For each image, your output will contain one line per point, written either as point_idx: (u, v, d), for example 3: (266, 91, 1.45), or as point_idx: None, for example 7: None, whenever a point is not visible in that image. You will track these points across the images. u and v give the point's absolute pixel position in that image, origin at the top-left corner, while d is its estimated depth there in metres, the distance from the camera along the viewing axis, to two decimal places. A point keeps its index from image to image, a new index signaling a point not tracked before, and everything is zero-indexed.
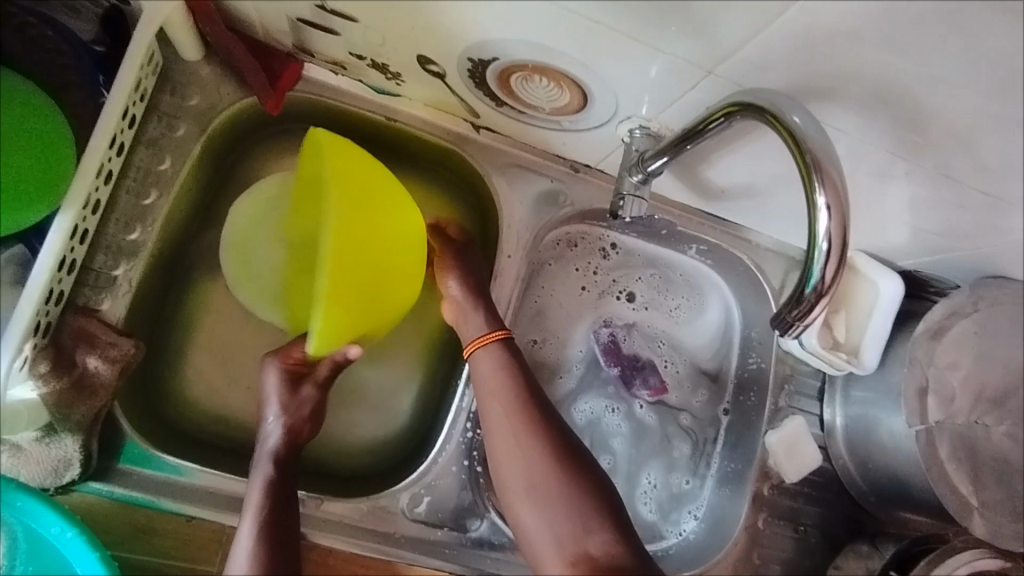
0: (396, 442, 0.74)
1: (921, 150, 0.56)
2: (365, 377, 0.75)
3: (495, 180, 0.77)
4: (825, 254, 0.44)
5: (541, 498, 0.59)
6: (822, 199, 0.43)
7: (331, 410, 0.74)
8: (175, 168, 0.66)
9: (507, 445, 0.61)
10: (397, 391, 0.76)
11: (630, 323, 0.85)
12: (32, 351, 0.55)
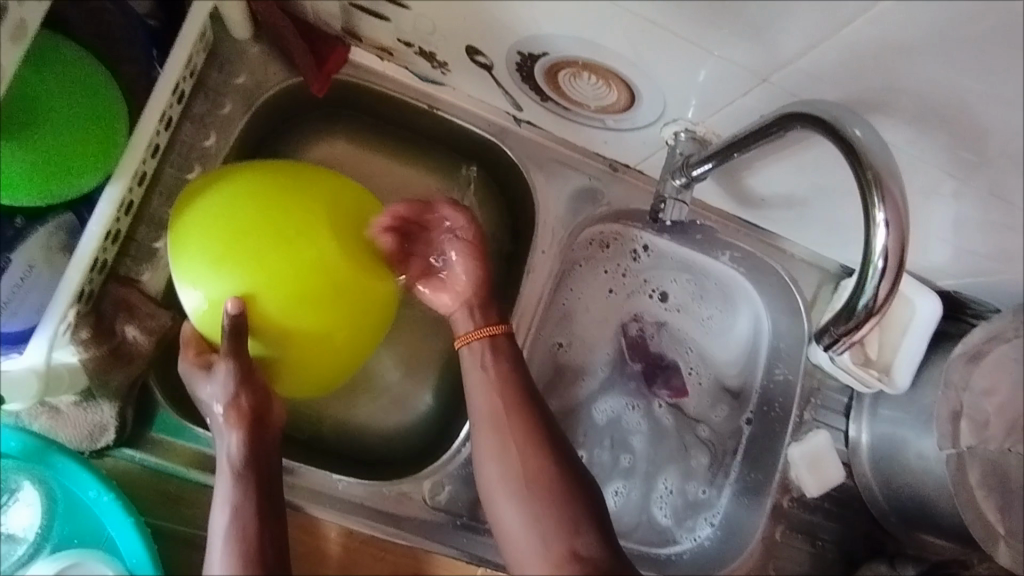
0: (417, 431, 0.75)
1: (976, 169, 0.55)
2: (392, 364, 0.76)
3: (532, 174, 0.76)
4: (879, 271, 0.44)
5: (530, 497, 0.58)
6: (880, 214, 0.42)
7: (355, 394, 0.75)
8: (218, 145, 0.67)
9: (500, 436, 0.61)
10: (421, 382, 0.76)
11: (660, 322, 0.85)
12: (75, 317, 0.57)
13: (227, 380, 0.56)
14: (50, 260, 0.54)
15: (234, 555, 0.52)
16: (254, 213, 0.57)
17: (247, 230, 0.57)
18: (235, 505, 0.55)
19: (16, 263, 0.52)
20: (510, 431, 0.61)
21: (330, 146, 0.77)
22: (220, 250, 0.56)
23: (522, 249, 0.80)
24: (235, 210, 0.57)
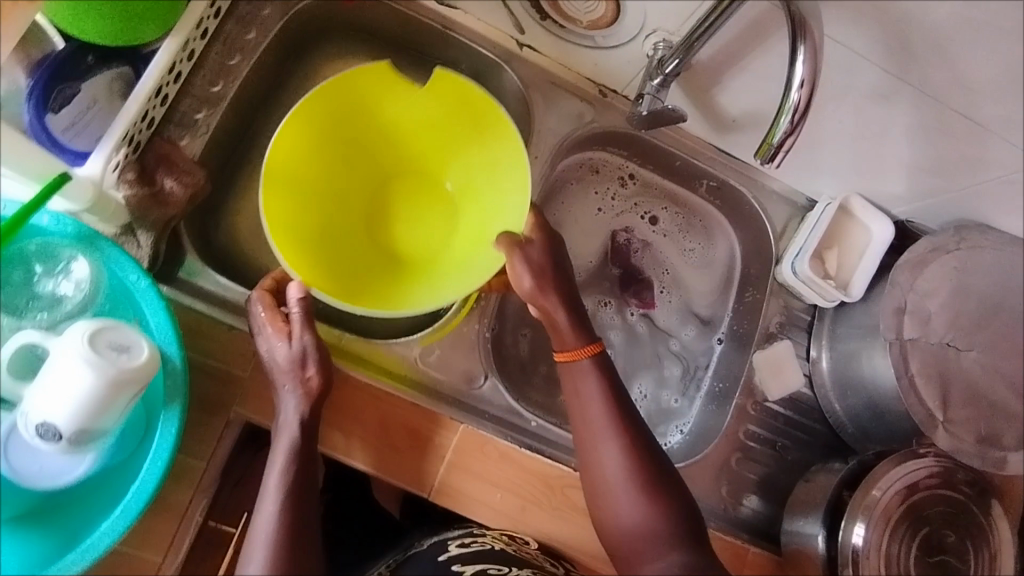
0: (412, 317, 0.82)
1: (907, 63, 0.68)
2: None
3: (533, 94, 0.84)
4: (793, 107, 0.51)
5: (637, 515, 0.66)
6: (802, 49, 0.51)
7: None
8: (257, 40, 0.77)
9: (608, 453, 0.68)
10: None
11: (647, 242, 0.94)
12: (123, 160, 0.65)
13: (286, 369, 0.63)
14: (110, 101, 0.63)
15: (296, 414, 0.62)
16: (373, 270, 0.79)
17: (428, 214, 0.82)
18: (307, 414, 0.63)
19: (84, 93, 0.61)
20: (619, 446, 0.68)
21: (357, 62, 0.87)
22: (307, 234, 0.75)
23: None
24: (345, 270, 0.77)
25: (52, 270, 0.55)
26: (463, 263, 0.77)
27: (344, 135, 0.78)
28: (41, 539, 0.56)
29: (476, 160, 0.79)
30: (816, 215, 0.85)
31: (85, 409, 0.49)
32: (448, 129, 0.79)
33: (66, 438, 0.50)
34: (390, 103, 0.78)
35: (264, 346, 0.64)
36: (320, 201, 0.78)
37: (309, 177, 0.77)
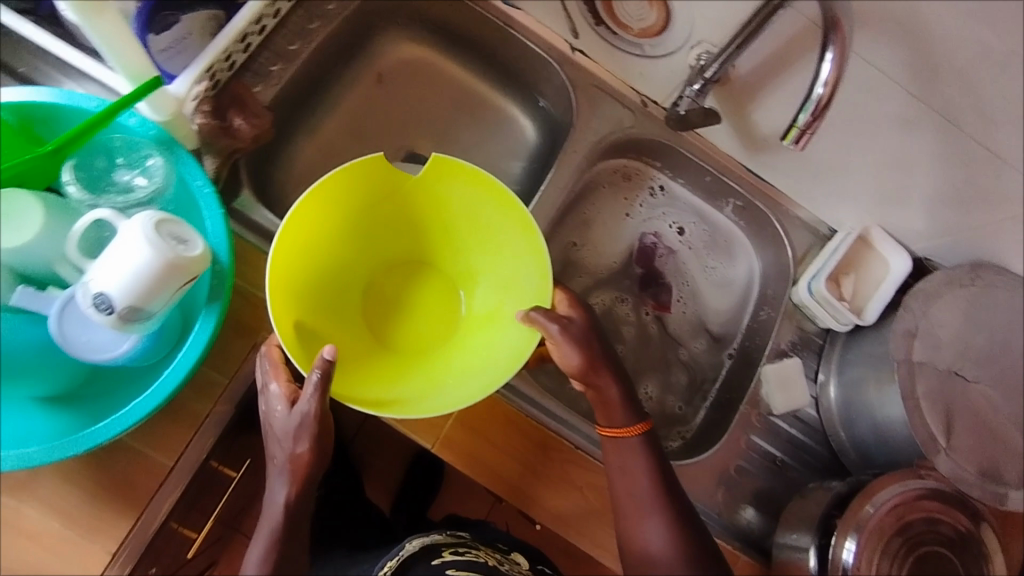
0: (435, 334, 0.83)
1: (932, 84, 0.84)
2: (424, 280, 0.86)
3: (579, 97, 0.90)
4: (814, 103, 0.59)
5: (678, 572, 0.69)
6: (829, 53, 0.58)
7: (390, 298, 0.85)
8: (337, 10, 0.84)
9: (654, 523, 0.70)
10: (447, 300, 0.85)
11: (672, 250, 0.99)
12: (201, 94, 0.71)
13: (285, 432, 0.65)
14: (202, 37, 0.70)
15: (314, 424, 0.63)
16: (376, 356, 0.78)
17: (436, 300, 0.83)
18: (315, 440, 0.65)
19: (183, 24, 0.68)
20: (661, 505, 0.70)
21: (421, 49, 0.96)
22: (312, 319, 0.74)
23: (553, 156, 0.94)
24: (348, 354, 0.76)
25: (131, 164, 0.61)
26: (470, 351, 0.77)
27: (363, 216, 0.77)
28: (70, 415, 0.61)
29: (489, 250, 0.78)
30: (835, 243, 0.88)
31: (138, 286, 0.53)
32: (466, 221, 0.77)
33: (117, 312, 0.54)
34: (385, 205, 0.78)
35: (273, 407, 0.65)
36: (330, 280, 0.78)
37: (322, 257, 0.76)
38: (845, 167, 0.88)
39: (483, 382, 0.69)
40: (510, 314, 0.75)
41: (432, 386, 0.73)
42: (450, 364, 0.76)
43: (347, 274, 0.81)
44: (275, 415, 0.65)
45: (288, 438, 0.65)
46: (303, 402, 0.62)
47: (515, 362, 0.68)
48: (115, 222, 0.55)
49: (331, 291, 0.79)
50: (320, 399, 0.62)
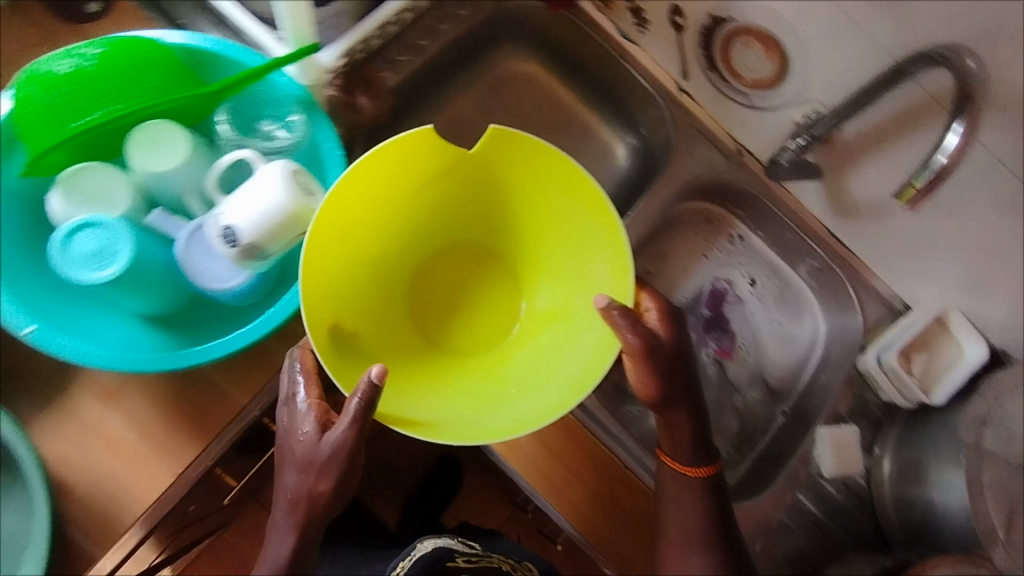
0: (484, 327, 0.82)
1: None
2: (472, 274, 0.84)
3: (678, 139, 0.95)
4: (931, 170, 0.62)
5: None
6: (957, 125, 0.61)
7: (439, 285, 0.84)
8: (466, 17, 0.90)
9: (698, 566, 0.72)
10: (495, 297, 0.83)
11: (742, 299, 0.99)
12: (338, 71, 0.76)
13: (306, 457, 0.64)
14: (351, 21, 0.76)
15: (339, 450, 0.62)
16: (424, 350, 0.78)
17: (488, 292, 0.82)
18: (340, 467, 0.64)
19: (335, 5, 0.73)
20: (711, 547, 0.73)
21: (531, 66, 1.02)
22: (362, 308, 0.74)
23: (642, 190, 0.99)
24: (396, 357, 0.75)
25: (274, 118, 0.67)
26: (531, 359, 0.75)
27: (410, 204, 0.75)
28: (170, 337, 0.66)
29: (559, 243, 0.77)
30: (910, 319, 0.89)
31: (265, 225, 0.59)
32: (536, 207, 0.76)
33: (239, 248, 0.59)
34: (446, 196, 0.76)
35: (297, 429, 0.64)
36: (371, 277, 0.77)
37: (367, 248, 0.74)
38: (938, 249, 0.85)
39: (546, 404, 0.67)
40: (580, 318, 0.73)
41: (485, 399, 0.71)
42: (506, 372, 0.75)
43: (399, 260, 0.79)
44: (299, 439, 0.64)
45: (311, 467, 0.64)
46: (337, 427, 0.61)
47: (584, 388, 0.66)
48: (254, 164, 0.61)
49: (378, 288, 0.78)
50: (354, 425, 0.61)
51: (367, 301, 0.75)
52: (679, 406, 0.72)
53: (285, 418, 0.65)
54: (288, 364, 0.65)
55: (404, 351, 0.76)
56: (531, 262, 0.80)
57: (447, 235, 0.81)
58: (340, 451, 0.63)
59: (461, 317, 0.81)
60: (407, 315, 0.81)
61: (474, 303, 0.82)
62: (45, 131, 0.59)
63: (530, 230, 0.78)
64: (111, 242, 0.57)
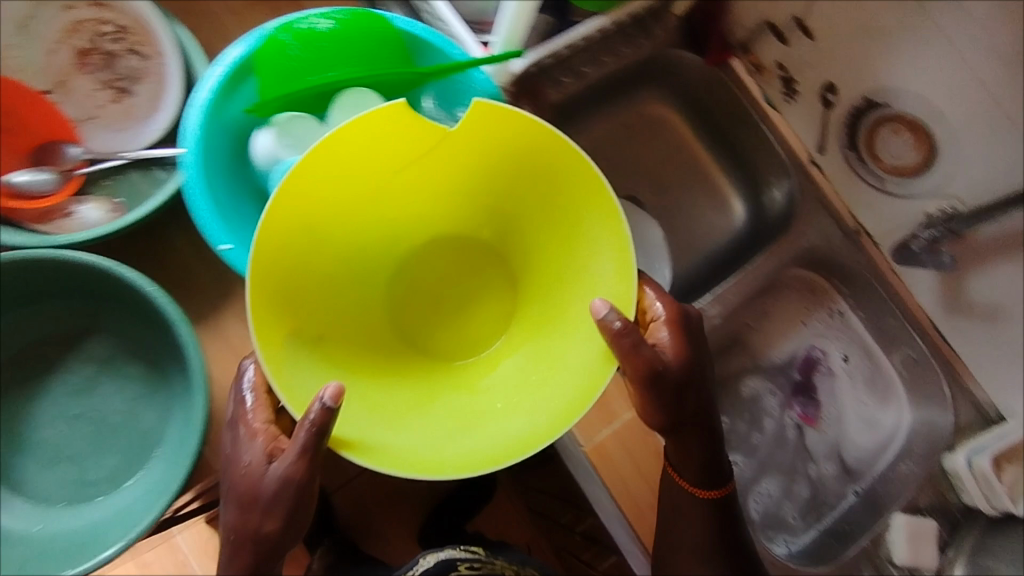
0: (463, 334, 0.81)
1: None
2: (454, 279, 0.83)
3: (806, 204, 0.97)
4: None
5: None
6: None
7: (420, 290, 0.83)
8: (627, 55, 0.97)
9: None
10: (473, 305, 0.82)
11: (833, 372, 1.02)
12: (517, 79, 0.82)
13: (253, 483, 0.65)
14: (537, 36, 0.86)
15: (290, 475, 0.63)
16: (404, 357, 0.79)
17: (474, 294, 0.83)
18: (289, 493, 0.64)
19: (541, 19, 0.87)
20: None
21: (666, 112, 1.08)
22: (337, 308, 0.75)
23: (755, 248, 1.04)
24: (375, 364, 0.75)
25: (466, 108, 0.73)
26: (518, 370, 0.74)
27: (383, 195, 0.73)
28: None
29: (559, 245, 0.75)
30: (1007, 428, 0.88)
31: None
32: (534, 205, 0.75)
33: None
34: (433, 194, 0.76)
35: (241, 458, 0.65)
36: (343, 279, 0.76)
37: (337, 246, 0.74)
38: None
39: (544, 420, 0.66)
40: (573, 325, 0.72)
41: (478, 413, 0.70)
42: (476, 392, 0.74)
43: (388, 258, 0.80)
44: (242, 472, 0.65)
45: (256, 505, 0.65)
46: (280, 460, 0.62)
47: (578, 410, 0.64)
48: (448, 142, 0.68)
49: (353, 292, 0.78)
50: (304, 459, 0.62)
51: (341, 302, 0.76)
52: (697, 422, 0.73)
53: (230, 446, 0.66)
54: (239, 391, 0.66)
55: (381, 355, 0.77)
56: (522, 264, 0.80)
57: (435, 234, 0.81)
58: (285, 482, 0.63)
59: (445, 324, 0.82)
60: (388, 319, 0.81)
61: (461, 306, 0.83)
62: (287, 74, 0.68)
63: (525, 227, 0.78)
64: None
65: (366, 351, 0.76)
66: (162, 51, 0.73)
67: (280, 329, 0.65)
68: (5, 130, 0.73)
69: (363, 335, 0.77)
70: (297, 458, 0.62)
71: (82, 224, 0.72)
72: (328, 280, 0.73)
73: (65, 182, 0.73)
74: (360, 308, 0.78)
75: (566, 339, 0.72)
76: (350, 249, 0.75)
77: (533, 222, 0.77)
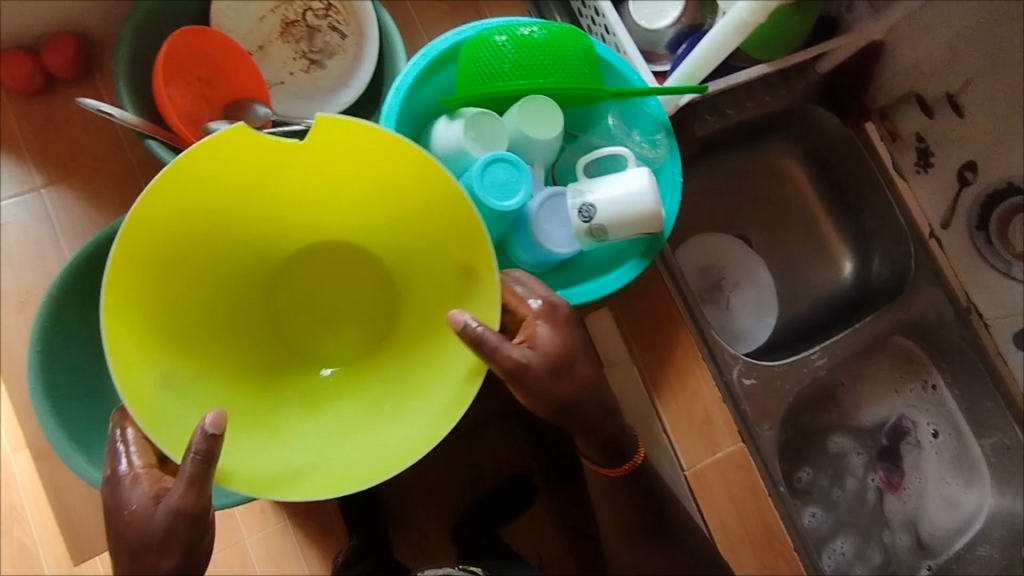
0: (339, 341, 0.79)
1: None
2: (328, 289, 0.80)
3: (918, 274, 0.99)
4: None
5: None
6: None
7: (292, 296, 0.79)
8: (767, 104, 1.01)
9: None
10: (346, 315, 0.80)
11: (921, 445, 1.02)
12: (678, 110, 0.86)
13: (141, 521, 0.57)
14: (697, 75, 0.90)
15: (187, 504, 0.55)
16: (280, 367, 0.76)
17: (353, 297, 0.80)
18: (190, 522, 0.56)
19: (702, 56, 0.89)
20: None
21: (788, 162, 1.10)
22: (207, 316, 0.71)
23: (859, 311, 1.05)
24: (247, 385, 0.72)
25: (637, 133, 0.77)
26: (393, 389, 0.72)
27: (238, 222, 0.69)
28: None
29: (442, 261, 0.71)
30: None
31: (620, 217, 0.70)
32: (416, 224, 0.71)
33: (591, 224, 0.70)
34: (307, 200, 0.72)
35: (124, 506, 0.58)
36: (214, 291, 0.73)
37: (211, 256, 0.70)
38: None
39: (416, 435, 0.65)
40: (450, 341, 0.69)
41: (365, 421, 0.69)
42: (354, 411, 0.72)
43: (258, 262, 0.76)
44: (129, 514, 0.57)
45: (149, 544, 0.57)
46: (172, 489, 0.55)
47: (442, 428, 0.63)
48: (626, 162, 0.72)
49: (229, 313, 0.74)
50: (197, 483, 0.55)
51: (209, 314, 0.71)
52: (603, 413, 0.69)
53: (110, 496, 0.58)
54: (114, 441, 0.60)
55: (254, 366, 0.74)
56: (400, 272, 0.78)
57: (314, 240, 0.77)
58: (175, 517, 0.56)
59: (322, 333, 0.80)
60: (269, 335, 0.78)
61: (343, 311, 0.80)
62: (495, 76, 0.70)
63: (406, 237, 0.74)
64: (518, 179, 0.69)
65: (232, 366, 0.72)
66: (365, 34, 0.79)
67: (144, 368, 0.60)
68: (207, 82, 0.77)
69: (230, 347, 0.73)
70: (189, 481, 0.55)
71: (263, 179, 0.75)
72: (195, 289, 0.70)
73: None
74: (227, 320, 0.74)
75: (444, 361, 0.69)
76: (217, 253, 0.70)
77: (415, 231, 0.72)
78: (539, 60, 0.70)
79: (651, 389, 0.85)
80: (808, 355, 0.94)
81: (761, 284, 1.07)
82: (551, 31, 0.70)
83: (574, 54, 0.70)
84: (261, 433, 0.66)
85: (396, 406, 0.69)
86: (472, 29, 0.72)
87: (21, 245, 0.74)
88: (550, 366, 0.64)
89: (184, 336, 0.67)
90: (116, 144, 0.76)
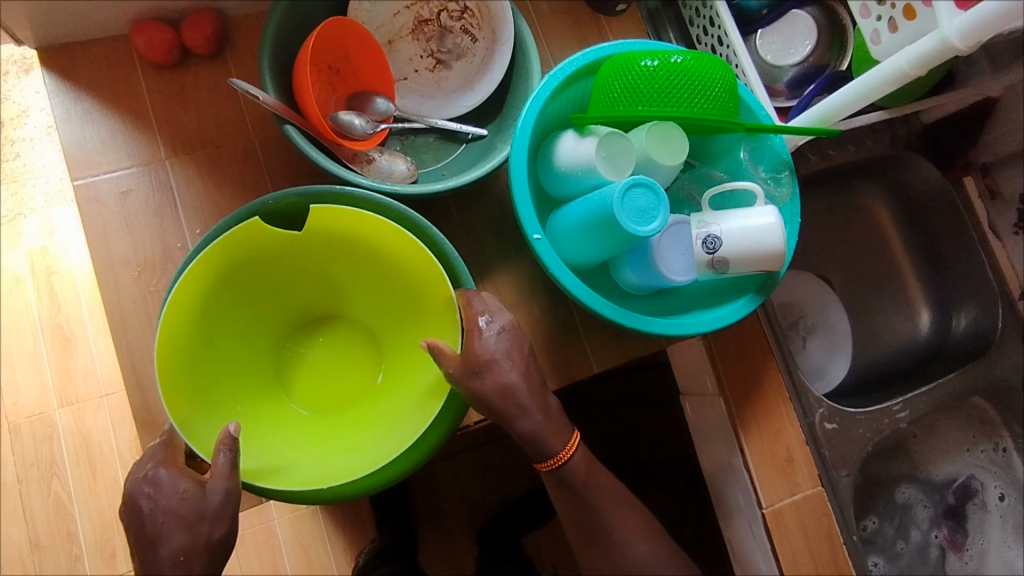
0: (333, 391, 0.80)
1: None
2: (317, 348, 0.82)
3: (1006, 336, 0.97)
4: None
5: None
6: None
7: (288, 355, 0.81)
8: (867, 148, 1.01)
9: None
10: (336, 368, 0.81)
11: (987, 507, 1.01)
12: None
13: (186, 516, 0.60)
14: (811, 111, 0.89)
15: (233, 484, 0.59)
16: (290, 414, 0.75)
17: (346, 350, 0.82)
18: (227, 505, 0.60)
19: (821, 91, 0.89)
20: None
21: (880, 208, 1.10)
22: (227, 363, 0.71)
23: (932, 363, 1.03)
24: (263, 423, 0.71)
25: (760, 169, 0.77)
26: (370, 415, 0.73)
27: (251, 274, 0.70)
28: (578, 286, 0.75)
29: (402, 308, 0.74)
30: None
31: (745, 254, 0.69)
32: (376, 282, 0.75)
33: (713, 256, 0.70)
34: (303, 267, 0.75)
35: (169, 493, 0.61)
36: (231, 339, 0.72)
37: (231, 309, 0.71)
38: None
39: (401, 435, 0.66)
40: (416, 370, 0.72)
41: (362, 433, 0.71)
42: (351, 428, 0.72)
43: (266, 322, 0.77)
44: (179, 497, 0.60)
45: (202, 517, 0.60)
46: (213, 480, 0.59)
47: (422, 427, 0.65)
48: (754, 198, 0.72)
49: (240, 366, 0.73)
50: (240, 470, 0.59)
51: (232, 363, 0.72)
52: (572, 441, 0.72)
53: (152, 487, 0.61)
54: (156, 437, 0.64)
55: (269, 410, 0.73)
56: (373, 324, 0.81)
57: (308, 301, 0.80)
58: (229, 496, 0.59)
59: (321, 381, 0.80)
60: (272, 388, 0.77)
61: (337, 361, 0.82)
62: (639, 100, 0.71)
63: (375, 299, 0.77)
64: (655, 208, 0.68)
65: (252, 407, 0.71)
66: (500, 39, 0.79)
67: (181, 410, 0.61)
68: (336, 70, 0.77)
69: (249, 393, 0.72)
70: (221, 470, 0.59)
71: (384, 175, 0.75)
72: (220, 337, 0.70)
73: (374, 132, 0.77)
74: (245, 370, 0.74)
75: (415, 387, 0.71)
76: (244, 301, 0.72)
77: (379, 286, 0.75)
78: (684, 88, 0.70)
79: (736, 423, 0.85)
80: (890, 406, 0.93)
81: (839, 329, 1.07)
82: (701, 60, 0.70)
83: (720, 85, 0.71)
84: (273, 459, 0.66)
85: (386, 421, 0.70)
86: (613, 49, 0.73)
87: (137, 215, 0.73)
88: (470, 366, 0.64)
89: (209, 375, 0.67)
90: (237, 123, 0.76)
